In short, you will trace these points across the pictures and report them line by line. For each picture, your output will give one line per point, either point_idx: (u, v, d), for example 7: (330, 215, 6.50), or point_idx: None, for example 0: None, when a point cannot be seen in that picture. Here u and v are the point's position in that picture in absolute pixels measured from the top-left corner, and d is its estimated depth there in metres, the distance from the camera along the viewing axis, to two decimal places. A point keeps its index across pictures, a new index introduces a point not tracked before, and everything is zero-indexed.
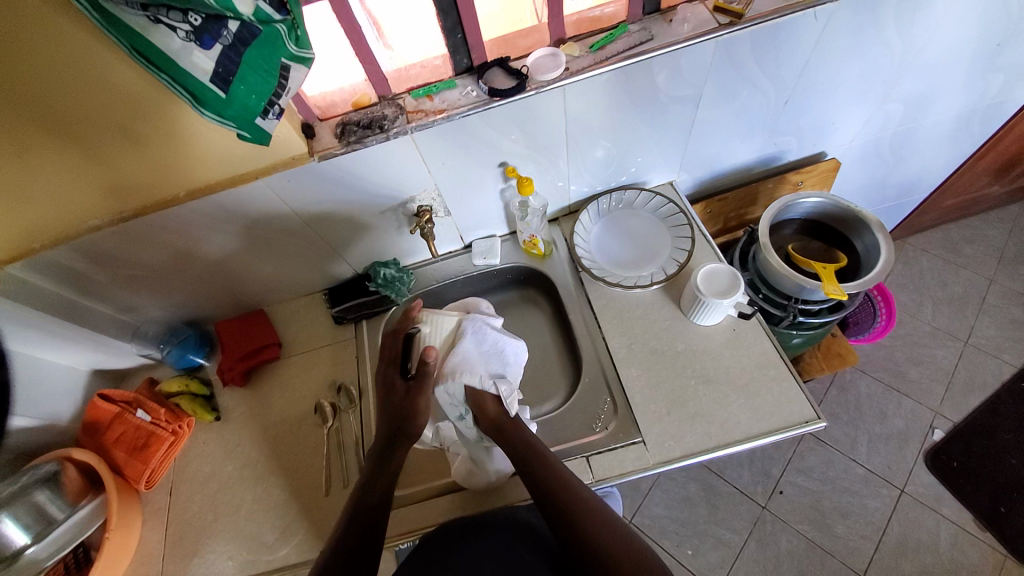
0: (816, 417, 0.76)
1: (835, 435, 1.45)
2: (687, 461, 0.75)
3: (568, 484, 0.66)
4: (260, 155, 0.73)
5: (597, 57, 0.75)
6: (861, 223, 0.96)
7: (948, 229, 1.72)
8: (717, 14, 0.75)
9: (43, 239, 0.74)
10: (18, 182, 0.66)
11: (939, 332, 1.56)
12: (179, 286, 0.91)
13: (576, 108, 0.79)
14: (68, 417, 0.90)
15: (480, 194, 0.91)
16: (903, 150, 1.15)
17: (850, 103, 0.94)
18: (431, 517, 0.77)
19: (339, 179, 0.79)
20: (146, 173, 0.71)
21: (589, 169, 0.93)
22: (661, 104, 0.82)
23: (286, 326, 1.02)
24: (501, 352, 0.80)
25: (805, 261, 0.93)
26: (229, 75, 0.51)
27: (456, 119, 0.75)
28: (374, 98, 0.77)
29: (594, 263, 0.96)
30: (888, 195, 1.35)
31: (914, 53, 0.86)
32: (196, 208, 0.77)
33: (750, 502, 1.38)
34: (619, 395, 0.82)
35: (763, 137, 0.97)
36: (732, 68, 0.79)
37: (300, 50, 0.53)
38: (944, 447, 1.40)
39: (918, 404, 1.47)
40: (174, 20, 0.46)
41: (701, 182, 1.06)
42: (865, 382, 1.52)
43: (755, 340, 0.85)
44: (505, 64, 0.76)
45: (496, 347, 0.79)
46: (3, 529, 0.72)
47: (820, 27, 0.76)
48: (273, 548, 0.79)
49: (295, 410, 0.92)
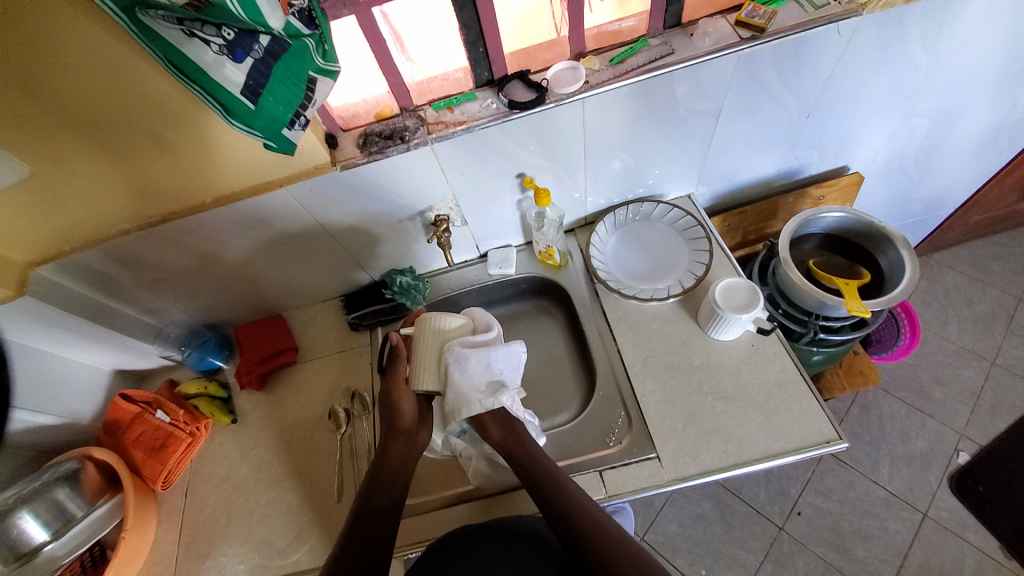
0: (838, 437, 0.74)
1: (856, 456, 1.41)
2: (703, 479, 0.74)
3: (579, 500, 0.66)
4: (285, 164, 0.75)
5: (617, 71, 0.75)
6: (885, 238, 0.94)
7: (976, 246, 1.68)
8: (739, 29, 0.75)
9: (73, 242, 0.77)
10: (53, 187, 0.68)
11: (965, 351, 1.51)
12: (201, 289, 0.93)
13: (595, 121, 0.79)
14: (90, 416, 0.93)
15: (497, 204, 0.91)
16: (928, 165, 1.12)
17: (875, 117, 0.93)
18: (442, 528, 0.76)
19: (359, 187, 0.80)
20: (175, 178, 0.73)
21: (607, 181, 0.93)
22: (681, 117, 0.82)
23: (303, 331, 1.03)
24: (492, 361, 0.75)
25: (827, 276, 0.92)
26: (259, 87, 0.52)
27: (477, 131, 0.75)
28: (396, 109, 0.78)
29: (610, 274, 0.96)
30: (912, 210, 1.32)
31: (942, 67, 0.85)
32: (221, 214, 0.79)
33: (767, 523, 1.35)
34: (634, 408, 0.82)
35: (784, 151, 0.96)
36: (754, 83, 0.79)
37: (327, 63, 0.56)
38: (970, 471, 1.35)
39: (942, 426, 1.42)
40: (208, 34, 0.47)
41: (719, 195, 1.05)
42: (887, 401, 1.48)
43: (775, 356, 0.83)
44: (525, 78, 0.77)
45: (488, 360, 0.75)
46: (25, 526, 0.74)
47: (844, 41, 0.76)
48: (285, 553, 0.79)
49: (309, 415, 0.93)
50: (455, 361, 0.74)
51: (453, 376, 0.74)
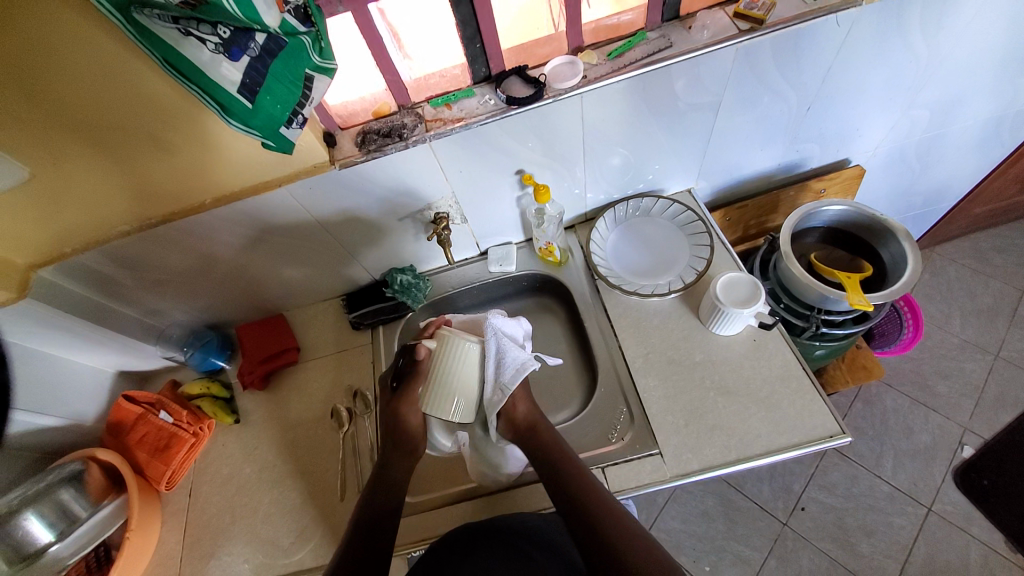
0: (841, 432, 0.73)
1: (860, 450, 1.41)
2: (706, 475, 0.74)
3: (597, 495, 0.66)
4: (284, 163, 0.75)
5: (615, 65, 0.75)
6: (887, 231, 0.93)
7: (978, 239, 1.67)
8: (737, 21, 0.74)
9: (74, 244, 0.77)
10: (53, 189, 0.68)
11: (969, 344, 1.51)
12: (202, 290, 0.93)
13: (594, 116, 0.79)
14: (93, 417, 0.93)
15: (497, 201, 0.91)
16: (930, 157, 1.11)
17: (876, 108, 0.92)
18: (445, 526, 0.76)
19: (358, 186, 0.80)
20: (175, 179, 0.73)
21: (606, 177, 0.93)
22: (680, 111, 0.82)
23: (305, 331, 1.03)
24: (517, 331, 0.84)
25: (828, 270, 0.92)
26: (256, 85, 0.52)
27: (475, 127, 0.75)
28: (394, 107, 0.78)
29: (610, 270, 0.96)
30: (914, 203, 1.31)
31: (943, 57, 0.84)
32: (220, 214, 0.79)
33: (771, 518, 1.34)
34: (636, 404, 0.81)
35: (784, 144, 0.95)
36: (753, 76, 0.79)
37: (324, 61, 0.55)
38: (974, 464, 1.35)
39: (946, 419, 1.42)
40: (203, 33, 0.47)
41: (720, 190, 1.04)
42: (891, 395, 1.47)
43: (777, 350, 0.83)
44: (523, 73, 0.77)
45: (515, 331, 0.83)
46: (29, 527, 0.74)
47: (844, 33, 0.75)
48: (289, 552, 0.79)
49: (311, 414, 0.93)
50: (501, 330, 0.80)
51: (507, 346, 0.79)
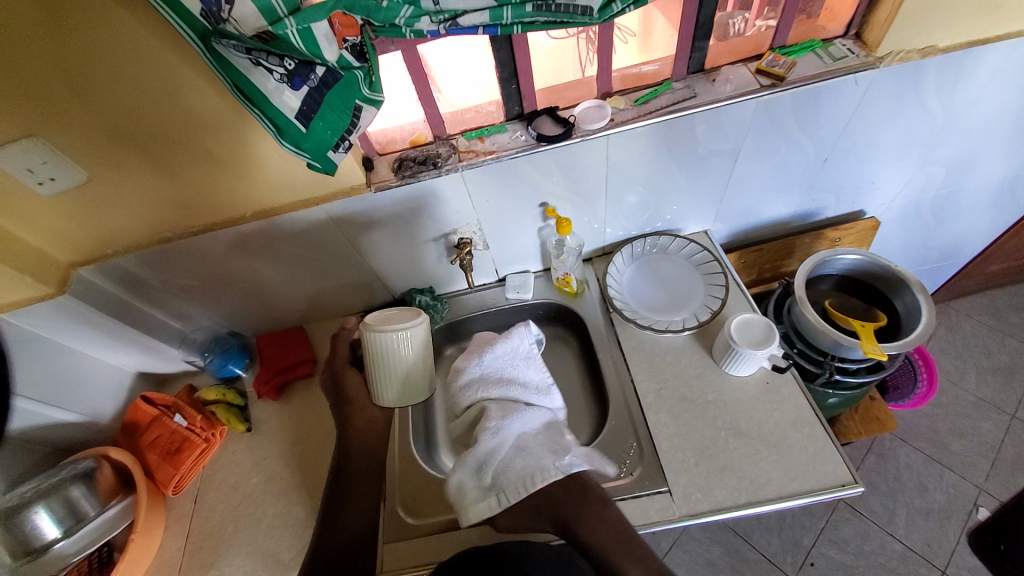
0: (854, 480, 0.73)
1: (872, 506, 1.36)
2: (715, 516, 0.73)
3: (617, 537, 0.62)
4: (323, 184, 0.80)
5: (641, 111, 0.79)
6: (902, 283, 0.94)
7: (994, 296, 1.66)
8: (759, 77, 0.78)
9: (117, 247, 0.81)
10: (103, 194, 0.73)
11: (985, 403, 1.48)
12: (226, 298, 0.96)
13: (618, 156, 0.83)
14: (109, 416, 0.95)
15: (520, 230, 0.94)
16: (944, 212, 1.13)
17: (891, 163, 0.95)
18: (446, 551, 0.75)
19: (390, 209, 0.84)
20: (217, 192, 0.78)
21: (625, 214, 0.96)
22: (700, 156, 0.85)
23: (322, 345, 1.05)
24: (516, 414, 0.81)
25: (843, 318, 0.92)
26: (311, 113, 0.56)
27: (505, 160, 0.79)
28: (430, 137, 0.83)
29: (625, 304, 0.97)
30: (930, 256, 1.32)
31: (958, 118, 0.87)
32: (256, 227, 0.83)
33: (778, 573, 1.30)
34: (647, 440, 0.81)
35: (801, 192, 0.98)
36: (772, 127, 0.82)
37: (372, 92, 0.59)
38: (990, 527, 1.30)
39: (961, 478, 1.38)
40: (272, 64, 0.52)
41: (736, 233, 1.07)
42: (905, 450, 1.44)
43: (790, 395, 0.83)
44: (554, 114, 0.81)
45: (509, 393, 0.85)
46: (37, 522, 0.75)
47: (861, 92, 0.79)
48: (288, 567, 0.79)
49: (321, 428, 0.94)
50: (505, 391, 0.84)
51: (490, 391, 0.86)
